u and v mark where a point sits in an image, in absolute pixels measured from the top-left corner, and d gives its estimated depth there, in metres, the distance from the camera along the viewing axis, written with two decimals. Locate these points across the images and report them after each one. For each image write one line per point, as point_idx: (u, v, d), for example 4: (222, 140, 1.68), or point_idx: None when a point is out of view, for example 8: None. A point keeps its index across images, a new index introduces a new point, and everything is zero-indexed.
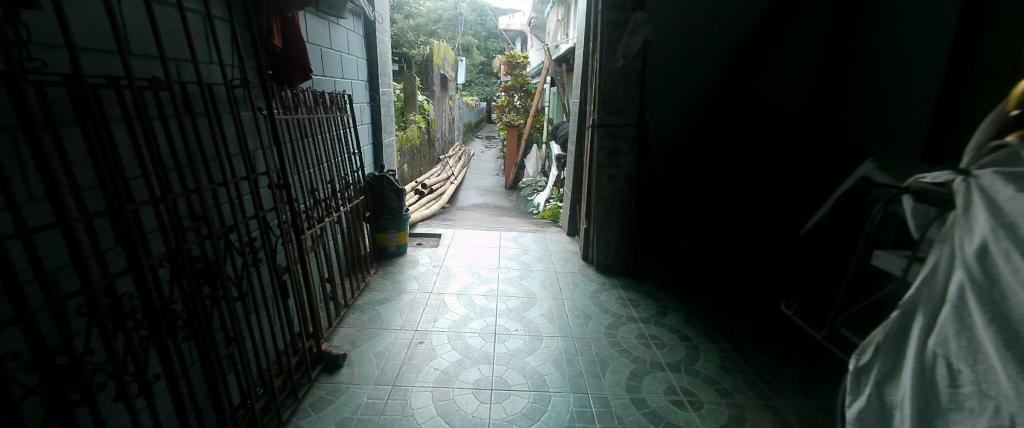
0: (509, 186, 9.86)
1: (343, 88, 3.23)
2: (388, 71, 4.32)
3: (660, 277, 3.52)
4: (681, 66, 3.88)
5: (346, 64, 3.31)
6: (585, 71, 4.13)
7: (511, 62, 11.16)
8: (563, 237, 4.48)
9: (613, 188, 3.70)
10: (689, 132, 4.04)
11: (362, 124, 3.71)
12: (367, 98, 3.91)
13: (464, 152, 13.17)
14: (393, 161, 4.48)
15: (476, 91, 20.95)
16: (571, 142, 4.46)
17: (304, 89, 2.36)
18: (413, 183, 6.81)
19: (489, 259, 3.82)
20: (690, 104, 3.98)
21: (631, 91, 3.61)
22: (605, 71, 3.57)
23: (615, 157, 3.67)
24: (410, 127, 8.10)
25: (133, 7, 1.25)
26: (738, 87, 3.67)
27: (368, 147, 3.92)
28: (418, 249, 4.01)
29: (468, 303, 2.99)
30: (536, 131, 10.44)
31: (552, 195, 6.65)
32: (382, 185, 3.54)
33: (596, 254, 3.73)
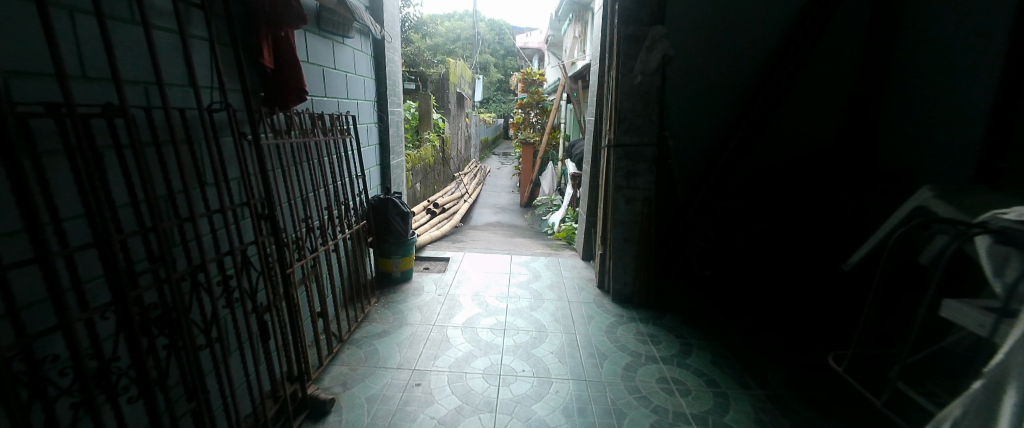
0: (525, 204, 9.67)
1: (348, 109, 3.12)
2: (398, 90, 4.24)
3: (683, 310, 3.24)
4: (703, 84, 3.66)
5: (353, 84, 3.22)
6: (600, 89, 3.95)
7: (527, 79, 11.10)
8: (578, 261, 4.25)
9: (631, 212, 3.47)
10: (712, 153, 3.79)
11: (368, 144, 3.59)
12: (374, 118, 3.80)
13: (480, 169, 13.11)
14: (401, 182, 4.36)
15: (493, 108, 21.05)
16: (587, 162, 4.26)
17: (299, 112, 2.23)
18: (425, 202, 6.70)
19: (498, 287, 3.60)
20: (714, 124, 3.74)
21: (650, 110, 3.40)
22: (622, 88, 3.37)
23: (633, 179, 3.45)
24: (424, 145, 8.04)
25: (81, 25, 1.11)
26: (766, 105, 3.42)
27: (375, 168, 3.81)
28: (424, 274, 3.84)
29: (473, 338, 2.78)
30: (552, 148, 10.28)
31: (567, 215, 6.43)
32: (387, 208, 3.37)
33: (613, 283, 3.48)
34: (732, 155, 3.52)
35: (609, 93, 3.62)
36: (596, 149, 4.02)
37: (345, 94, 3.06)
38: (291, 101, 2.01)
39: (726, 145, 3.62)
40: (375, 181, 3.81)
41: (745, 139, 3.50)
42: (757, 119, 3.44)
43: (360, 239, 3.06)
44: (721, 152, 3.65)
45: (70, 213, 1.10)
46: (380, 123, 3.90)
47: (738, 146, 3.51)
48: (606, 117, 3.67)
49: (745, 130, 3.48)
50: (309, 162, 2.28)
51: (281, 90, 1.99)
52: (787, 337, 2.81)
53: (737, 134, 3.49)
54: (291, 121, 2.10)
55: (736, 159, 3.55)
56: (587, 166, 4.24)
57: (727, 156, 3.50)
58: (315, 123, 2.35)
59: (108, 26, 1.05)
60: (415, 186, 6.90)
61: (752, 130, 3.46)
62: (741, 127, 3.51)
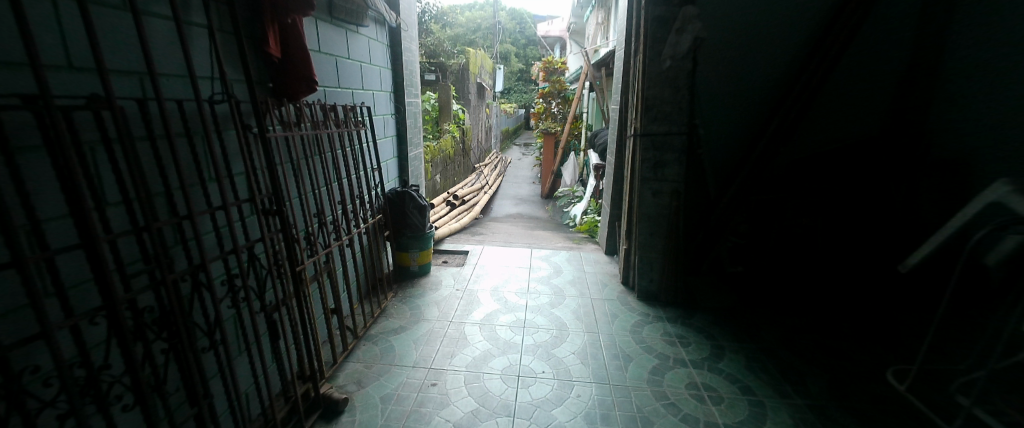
0: (546, 195, 9.50)
1: (363, 99, 3.03)
2: (416, 80, 4.13)
3: (714, 310, 3.05)
4: (739, 67, 3.40)
5: (368, 74, 3.13)
6: (626, 74, 3.74)
7: (548, 67, 10.84)
8: (601, 256, 4.09)
9: (657, 205, 3.28)
10: (746, 143, 3.55)
11: (384, 136, 3.51)
12: (391, 109, 3.72)
13: (501, 160, 12.98)
14: (419, 174, 4.27)
15: (514, 98, 20.81)
16: (610, 152, 4.07)
17: (310, 102, 2.14)
18: (445, 194, 6.63)
19: (517, 282, 3.49)
20: (748, 111, 3.50)
21: (680, 96, 3.19)
22: (650, 73, 3.16)
23: (660, 170, 3.26)
24: (443, 137, 7.95)
25: (52, 7, 1.03)
26: (807, 90, 3.17)
27: (392, 160, 3.74)
28: (443, 268, 3.76)
29: (491, 336, 2.68)
30: (574, 138, 10.04)
31: (590, 207, 6.24)
32: (405, 202, 3.28)
33: (638, 279, 3.31)
34: (769, 144, 3.29)
35: (635, 79, 3.42)
36: (621, 139, 3.83)
37: (360, 84, 2.98)
38: (300, 91, 1.93)
39: (762, 134, 3.38)
40: (393, 174, 3.75)
41: (783, 127, 3.26)
42: (797, 105, 3.19)
43: (377, 233, 2.99)
44: (757, 141, 3.42)
45: (53, 212, 1.04)
46: (397, 114, 3.82)
47: (776, 134, 3.27)
48: (632, 105, 3.47)
49: (784, 117, 3.24)
50: (321, 155, 2.20)
51: (289, 80, 1.90)
52: (829, 340, 2.60)
53: (775, 121, 3.25)
54: (301, 112, 2.02)
55: (773, 149, 3.32)
56: (611, 157, 4.06)
57: (763, 145, 3.27)
58: (327, 114, 2.27)
59: (86, 10, 0.97)
60: (435, 178, 6.83)
61: (791, 117, 3.21)
62: (779, 114, 3.27)
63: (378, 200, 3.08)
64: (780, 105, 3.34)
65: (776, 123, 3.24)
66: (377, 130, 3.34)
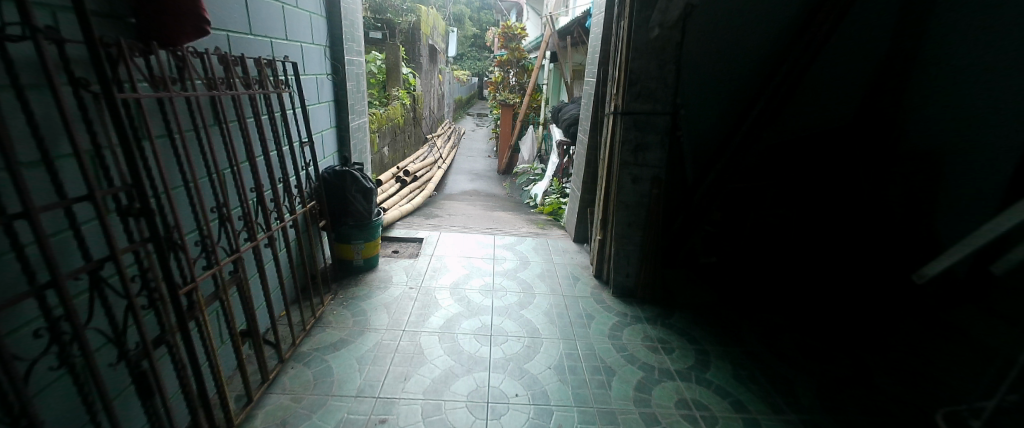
0: (503, 171, 9.03)
1: (288, 53, 2.38)
2: (359, 34, 3.45)
3: (691, 308, 2.85)
4: (727, 43, 3.10)
5: (294, 22, 2.48)
6: (605, 44, 3.32)
7: (507, 33, 10.17)
8: (568, 243, 3.77)
9: (637, 194, 2.97)
10: (727, 128, 3.30)
11: (318, 102, 2.87)
12: (327, 69, 3.05)
13: (454, 131, 12.28)
14: (363, 149, 3.66)
15: (468, 66, 19.82)
16: (583, 130, 3.69)
17: (202, 51, 1.53)
18: (394, 169, 5.99)
19: (480, 277, 3.07)
20: (730, 93, 3.23)
21: (667, 71, 2.83)
22: (636, 42, 2.77)
23: (642, 154, 2.93)
24: (392, 104, 7.19)
25: None
26: (793, 73, 2.94)
27: (329, 131, 3.12)
28: (393, 259, 3.26)
29: (452, 349, 2.26)
30: (532, 112, 9.55)
31: (552, 186, 5.90)
32: (347, 185, 2.72)
33: (614, 274, 3.02)
34: (751, 129, 3.05)
35: (617, 49, 3.02)
36: (597, 116, 3.45)
37: (283, 34, 2.33)
38: (181, 35, 1.33)
39: (744, 119, 3.13)
40: (330, 147, 3.13)
41: (766, 112, 3.03)
42: (782, 89, 2.96)
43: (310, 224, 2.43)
44: (739, 126, 3.16)
45: None
46: (335, 76, 3.17)
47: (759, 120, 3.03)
48: (613, 77, 3.09)
49: (768, 102, 3.00)
50: (221, 126, 1.61)
51: (165, 16, 1.30)
52: (812, 342, 2.47)
53: (759, 106, 3.01)
54: (186, 65, 1.42)
55: (755, 135, 3.10)
56: (583, 136, 3.69)
57: (745, 131, 3.03)
58: (231, 70, 1.67)
59: None
60: (383, 150, 6.15)
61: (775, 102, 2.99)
62: (764, 97, 3.02)
63: (311, 182, 2.50)
64: (764, 88, 3.10)
65: (760, 108, 3.00)
66: (310, 94, 2.72)
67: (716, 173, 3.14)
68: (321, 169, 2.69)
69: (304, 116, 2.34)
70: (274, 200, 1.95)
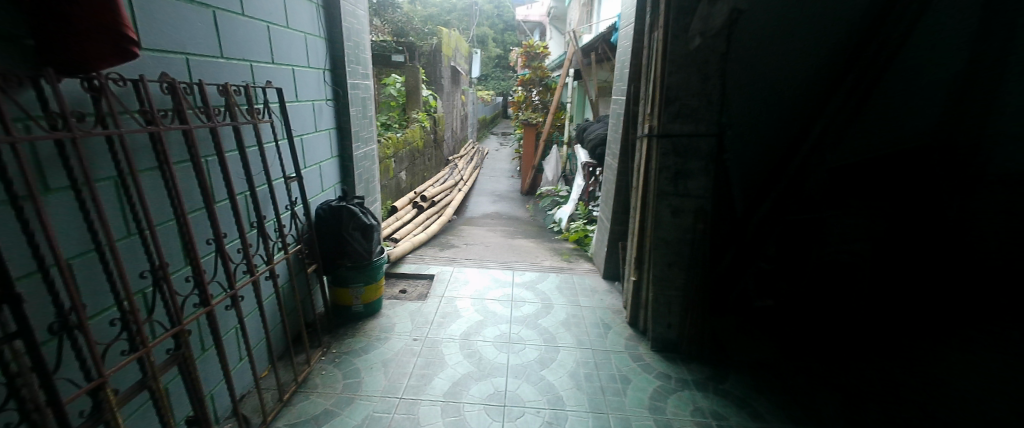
0: (526, 192, 8.68)
1: (273, 77, 2.12)
2: (364, 56, 3.20)
3: (749, 366, 2.39)
4: (780, 50, 2.66)
5: (283, 43, 2.22)
6: (635, 58, 2.94)
7: (529, 52, 9.98)
8: (597, 281, 3.34)
9: (678, 229, 2.53)
10: (783, 150, 2.81)
11: (314, 130, 2.60)
12: (327, 94, 2.79)
13: (477, 151, 12.10)
14: (369, 178, 3.37)
15: (492, 86, 19.85)
16: (612, 154, 3.28)
17: (135, 78, 1.23)
18: (411, 194, 5.74)
19: (496, 326, 2.67)
20: (785, 108, 2.77)
21: (710, 85, 2.42)
22: (673, 55, 2.38)
23: (682, 182, 2.50)
24: (410, 127, 7.00)
25: None
26: (862, 83, 2.45)
27: (330, 161, 2.84)
28: (399, 302, 2.91)
29: (456, 426, 1.86)
30: (556, 130, 9.26)
31: (578, 210, 5.48)
32: (342, 223, 2.40)
33: (652, 324, 2.56)
34: (811, 151, 2.58)
35: (651, 63, 2.62)
36: (627, 139, 3.05)
37: (268, 57, 2.08)
38: (98, 59, 1.04)
39: (803, 139, 2.65)
40: (330, 179, 2.85)
41: (829, 130, 2.55)
42: (849, 102, 2.48)
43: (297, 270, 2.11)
44: (797, 148, 2.69)
45: None
46: (336, 101, 2.91)
47: (821, 141, 2.55)
48: (646, 94, 2.69)
49: (831, 120, 2.53)
50: (162, 168, 1.31)
51: (66, 34, 1.00)
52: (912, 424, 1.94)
53: (820, 123, 2.55)
54: (105, 96, 1.12)
55: (817, 158, 2.62)
56: (612, 161, 3.29)
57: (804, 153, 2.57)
58: (180, 99, 1.39)
59: None
60: (400, 175, 5.91)
61: (841, 121, 2.51)
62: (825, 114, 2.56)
63: (299, 221, 2.19)
64: (826, 103, 2.62)
65: (820, 126, 2.54)
66: (304, 122, 2.45)
67: (771, 203, 2.70)
68: (316, 205, 2.40)
69: (290, 148, 2.05)
70: (243, 251, 1.64)
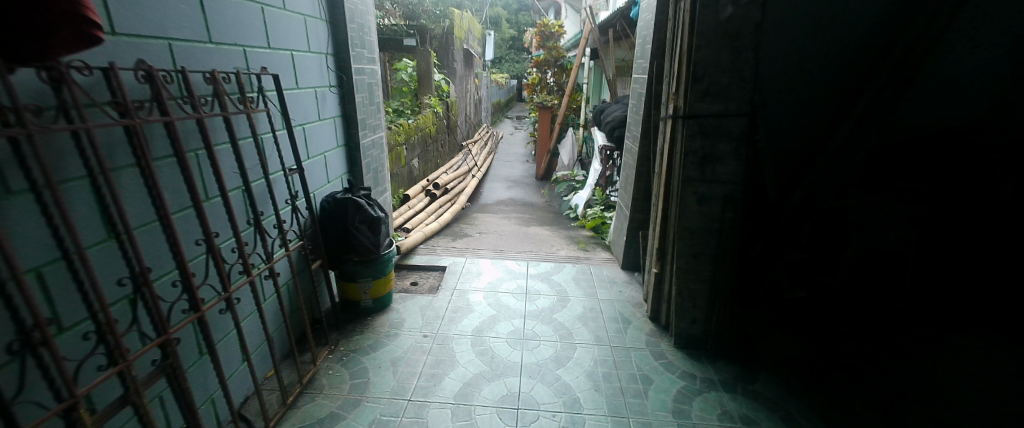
0: (542, 177, 8.49)
1: (271, 63, 2.00)
2: (369, 40, 3.06)
3: (781, 364, 2.24)
4: (821, 19, 2.40)
5: (281, 27, 2.09)
6: (658, 33, 2.71)
7: (544, 32, 9.66)
8: (615, 271, 3.19)
9: (704, 218, 2.35)
10: (822, 132, 2.59)
11: (319, 119, 2.48)
12: (332, 80, 2.66)
13: (491, 136, 11.92)
14: (378, 167, 3.26)
15: (506, 69, 19.52)
16: (633, 137, 3.08)
17: (105, 68, 1.13)
18: (424, 182, 5.64)
19: (509, 321, 2.56)
20: (824, 85, 2.52)
21: (742, 60, 2.20)
22: (700, 27, 2.17)
23: (710, 167, 2.31)
24: (423, 112, 6.85)
25: None
26: (913, 55, 2.25)
27: (336, 150, 2.73)
28: (410, 296, 2.82)
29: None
30: (571, 113, 9.00)
31: (595, 196, 5.30)
32: (347, 216, 2.29)
33: (676, 319, 2.41)
34: (853, 130, 2.40)
35: (675, 38, 2.41)
36: (648, 121, 2.85)
37: (264, 42, 1.95)
38: (57, 46, 0.92)
39: (845, 118, 2.47)
40: (337, 169, 2.75)
41: (874, 107, 2.37)
42: (898, 75, 2.29)
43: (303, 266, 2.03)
44: (837, 128, 2.52)
45: None
46: (342, 88, 2.78)
47: (864, 119, 2.38)
48: (670, 72, 2.48)
49: (876, 95, 2.34)
50: (141, 165, 1.22)
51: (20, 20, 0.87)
52: None
53: (864, 99, 2.36)
54: (68, 87, 1.02)
55: (859, 138, 2.42)
56: (632, 145, 3.10)
57: (845, 132, 2.39)
58: (159, 89, 1.28)
59: None
60: (412, 163, 5.81)
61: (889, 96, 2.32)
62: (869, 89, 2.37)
63: (304, 215, 2.09)
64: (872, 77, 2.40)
65: (865, 103, 2.35)
66: (307, 111, 2.34)
67: (806, 189, 2.51)
68: (321, 197, 2.30)
69: (290, 139, 1.94)
70: (237, 250, 1.55)
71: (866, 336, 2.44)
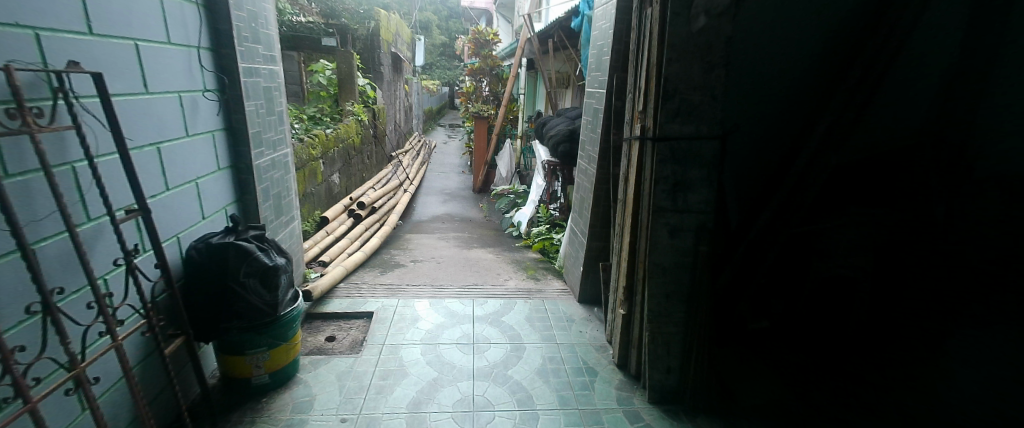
0: (479, 189, 8.03)
1: (96, 59, 1.35)
2: (266, 33, 2.41)
3: (764, 415, 2.01)
4: (783, 36, 2.24)
5: (116, 4, 1.43)
6: (615, 43, 2.42)
7: (477, 39, 9.34)
8: (571, 306, 2.83)
9: (675, 252, 2.07)
10: (784, 154, 2.42)
11: (186, 136, 1.82)
12: (210, 84, 2.00)
13: (423, 145, 11.31)
14: (280, 193, 2.60)
15: (437, 75, 18.94)
16: (589, 157, 2.76)
17: None
18: (348, 201, 4.95)
19: (454, 384, 2.07)
20: (781, 104, 2.36)
21: (715, 76, 1.94)
22: (671, 38, 1.88)
23: (681, 196, 2.03)
24: (345, 121, 6.12)
25: None
26: (868, 75, 2.15)
27: (216, 174, 2.06)
28: (325, 358, 2.22)
29: None
30: (508, 123, 8.71)
31: (539, 214, 4.99)
32: (228, 268, 1.69)
33: (649, 370, 2.09)
34: (816, 152, 2.24)
35: (640, 48, 2.11)
36: (607, 139, 2.55)
37: (83, 25, 1.29)
38: None
39: (805, 139, 2.31)
40: (218, 200, 2.07)
41: (834, 128, 2.22)
42: (857, 97, 2.17)
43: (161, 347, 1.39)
44: (799, 149, 2.34)
45: None
46: (225, 93, 2.11)
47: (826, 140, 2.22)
48: (635, 87, 2.18)
49: (836, 116, 2.20)
50: None
51: None
52: None
53: (824, 121, 2.22)
54: None
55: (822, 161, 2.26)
56: (588, 165, 2.79)
57: (807, 155, 2.24)
58: None
59: None
60: (332, 178, 5.07)
61: (849, 117, 2.19)
62: (828, 110, 2.22)
63: (165, 273, 1.46)
64: (829, 99, 2.28)
65: (825, 124, 2.20)
66: (165, 124, 1.67)
67: (771, 211, 2.30)
68: (194, 246, 1.69)
69: (129, 170, 1.31)
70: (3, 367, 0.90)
71: (836, 369, 2.31)
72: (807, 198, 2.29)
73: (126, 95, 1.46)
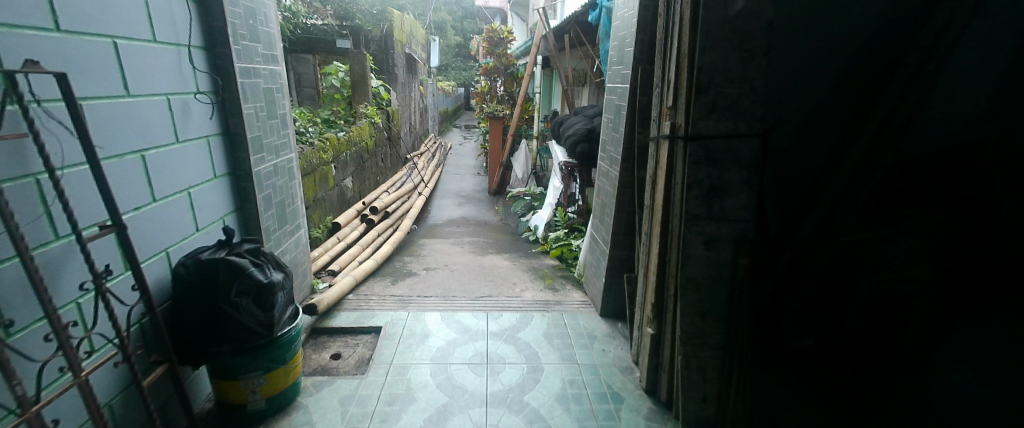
0: (495, 191, 7.85)
1: (64, 59, 1.21)
2: (266, 31, 2.28)
3: None
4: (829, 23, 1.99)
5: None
6: (640, 37, 2.20)
7: (492, 38, 9.17)
8: (592, 321, 2.63)
9: (711, 268, 1.85)
10: (831, 152, 2.13)
11: (176, 142, 1.69)
12: (203, 85, 1.87)
13: (439, 147, 11.22)
14: (283, 202, 2.47)
15: (453, 77, 18.87)
16: (612, 161, 2.55)
17: None
18: (360, 206, 4.83)
19: (465, 411, 1.89)
20: (824, 97, 2.09)
21: (755, 69, 1.71)
22: (705, 26, 1.66)
23: (717, 204, 1.80)
24: (358, 124, 6.03)
25: None
26: (927, 65, 1.82)
27: (212, 183, 1.93)
28: (328, 380, 2.06)
29: None
30: (524, 124, 8.52)
31: (556, 218, 4.78)
32: (217, 287, 1.54)
33: (682, 398, 1.88)
34: (869, 151, 1.96)
35: (669, 39, 1.89)
36: (632, 142, 2.33)
37: (47, 20, 1.15)
38: None
39: (855, 135, 2.03)
40: (214, 209, 1.94)
41: (886, 127, 1.93)
42: (914, 90, 1.86)
43: (139, 381, 1.24)
44: (848, 148, 2.06)
45: None
46: (221, 95, 1.98)
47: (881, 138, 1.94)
48: (663, 83, 1.97)
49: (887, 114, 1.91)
50: None
51: None
52: None
53: (877, 115, 1.93)
54: None
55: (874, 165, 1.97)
56: (610, 169, 2.58)
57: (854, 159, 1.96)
58: None
59: None
60: (344, 183, 4.96)
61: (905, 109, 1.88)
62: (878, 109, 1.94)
63: (142, 297, 1.31)
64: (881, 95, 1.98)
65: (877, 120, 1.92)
66: (151, 130, 1.54)
67: (818, 218, 2.04)
68: (180, 264, 1.55)
69: (101, 181, 1.17)
70: None
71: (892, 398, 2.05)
72: (859, 203, 2.00)
73: (102, 98, 1.33)
